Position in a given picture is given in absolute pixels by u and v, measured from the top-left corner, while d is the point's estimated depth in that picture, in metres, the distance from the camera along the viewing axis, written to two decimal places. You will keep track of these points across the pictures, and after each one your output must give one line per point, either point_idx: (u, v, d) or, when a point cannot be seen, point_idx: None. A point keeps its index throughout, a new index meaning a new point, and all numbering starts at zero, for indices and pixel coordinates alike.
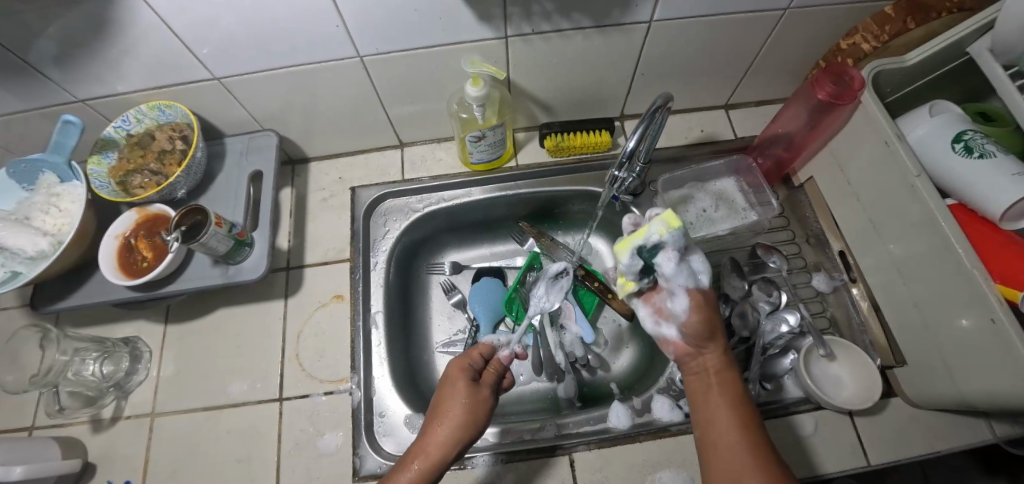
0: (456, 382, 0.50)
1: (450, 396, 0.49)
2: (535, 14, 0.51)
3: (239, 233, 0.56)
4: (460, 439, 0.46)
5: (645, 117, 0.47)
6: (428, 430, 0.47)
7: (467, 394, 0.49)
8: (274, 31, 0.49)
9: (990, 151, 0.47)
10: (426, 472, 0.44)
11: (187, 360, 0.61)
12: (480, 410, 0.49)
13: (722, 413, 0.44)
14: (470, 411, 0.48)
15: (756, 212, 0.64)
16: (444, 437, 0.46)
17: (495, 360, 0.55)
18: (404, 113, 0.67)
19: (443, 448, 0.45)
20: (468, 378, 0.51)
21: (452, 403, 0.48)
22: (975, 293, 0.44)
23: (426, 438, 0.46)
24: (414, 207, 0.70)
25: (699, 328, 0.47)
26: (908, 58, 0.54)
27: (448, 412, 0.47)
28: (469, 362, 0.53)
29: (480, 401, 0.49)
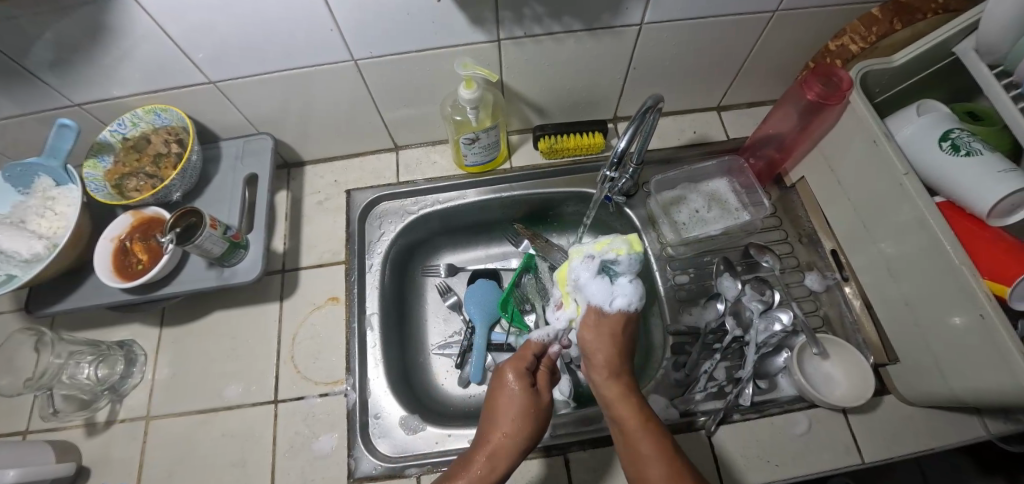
0: (515, 387, 0.51)
1: (510, 403, 0.49)
2: (527, 17, 0.52)
3: (233, 235, 0.56)
4: (521, 445, 0.47)
5: (635, 118, 0.47)
6: (488, 437, 0.47)
7: (529, 399, 0.50)
8: (269, 35, 0.49)
9: (976, 149, 0.48)
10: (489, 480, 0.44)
11: (181, 363, 0.61)
12: (540, 417, 0.49)
13: (637, 442, 0.44)
14: (529, 414, 0.49)
15: (748, 212, 0.65)
16: (504, 447, 0.46)
17: (547, 357, 0.56)
18: (399, 116, 0.68)
19: (505, 458, 0.45)
20: (527, 383, 0.51)
21: (512, 411, 0.48)
22: (963, 289, 0.45)
23: (485, 448, 0.46)
24: (409, 210, 0.70)
25: (587, 350, 0.53)
26: (895, 58, 0.55)
27: (508, 420, 0.48)
28: (525, 365, 0.53)
29: (540, 407, 0.50)
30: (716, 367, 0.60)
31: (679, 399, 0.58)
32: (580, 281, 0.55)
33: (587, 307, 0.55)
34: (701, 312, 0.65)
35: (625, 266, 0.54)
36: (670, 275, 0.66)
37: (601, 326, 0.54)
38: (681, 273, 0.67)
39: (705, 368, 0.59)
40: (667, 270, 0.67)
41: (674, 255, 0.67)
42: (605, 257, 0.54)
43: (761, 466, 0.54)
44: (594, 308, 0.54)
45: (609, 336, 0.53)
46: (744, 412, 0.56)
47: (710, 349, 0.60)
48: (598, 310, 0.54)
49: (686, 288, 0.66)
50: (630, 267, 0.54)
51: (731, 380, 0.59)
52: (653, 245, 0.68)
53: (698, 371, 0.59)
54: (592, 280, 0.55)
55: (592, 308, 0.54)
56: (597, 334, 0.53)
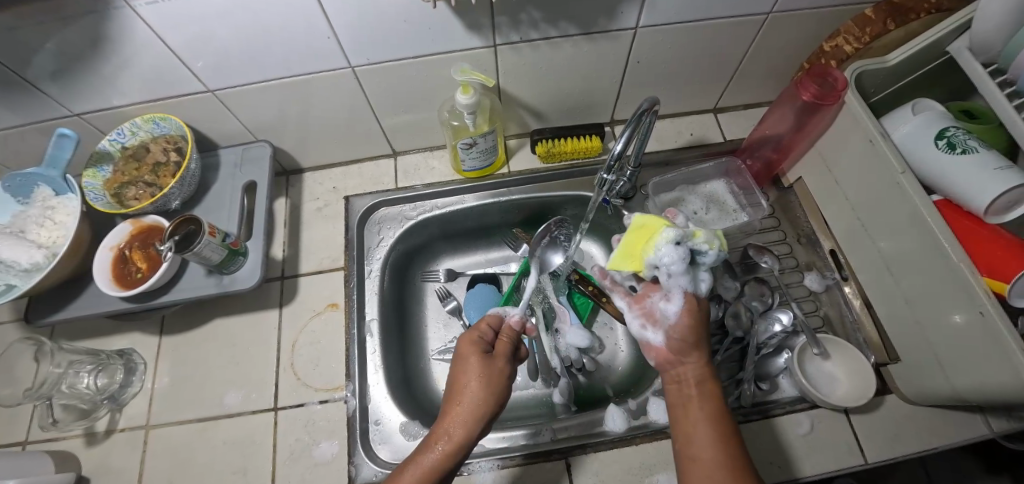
0: (472, 357, 0.49)
1: (466, 372, 0.48)
2: (523, 22, 0.53)
3: (233, 242, 0.55)
4: (480, 416, 0.46)
5: (629, 123, 0.48)
6: (447, 412, 0.46)
7: (484, 367, 0.48)
8: (270, 44, 0.50)
9: (972, 147, 0.48)
10: (449, 454, 0.43)
11: (182, 371, 0.61)
12: (498, 384, 0.48)
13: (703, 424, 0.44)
14: (484, 384, 0.47)
15: (746, 213, 0.65)
16: (462, 418, 0.46)
17: (506, 326, 0.54)
18: (398, 122, 0.68)
19: (462, 428, 0.45)
20: (480, 352, 0.50)
21: (468, 382, 0.47)
22: (963, 288, 0.45)
23: (446, 421, 0.46)
24: (407, 215, 0.70)
25: (682, 335, 0.48)
26: (890, 59, 0.55)
27: (464, 391, 0.47)
28: (478, 336, 0.52)
29: (499, 376, 0.49)
30: (717, 369, 0.60)
31: None
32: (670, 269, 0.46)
33: (685, 297, 0.48)
34: None
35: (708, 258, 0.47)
36: None
37: (699, 311, 0.49)
38: None
39: None
40: None
41: None
42: (696, 247, 0.46)
43: (764, 468, 0.53)
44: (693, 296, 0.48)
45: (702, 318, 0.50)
46: (745, 414, 0.56)
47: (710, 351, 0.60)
48: (694, 299, 0.49)
49: None
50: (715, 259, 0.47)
51: (733, 381, 0.59)
52: None
53: None
54: (683, 271, 0.46)
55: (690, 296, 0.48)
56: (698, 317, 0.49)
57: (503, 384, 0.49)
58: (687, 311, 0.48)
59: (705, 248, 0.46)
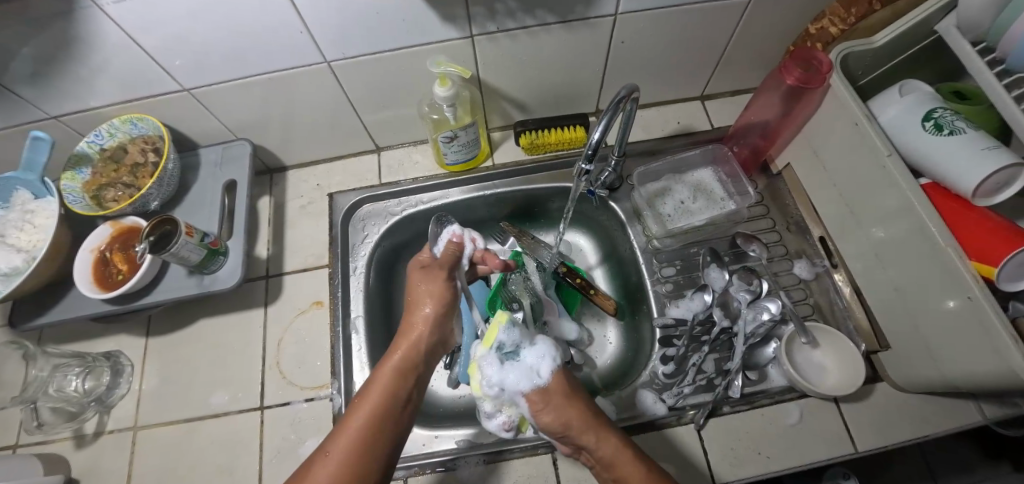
0: (422, 283, 0.59)
1: (416, 296, 0.58)
2: (499, 12, 0.52)
3: (212, 242, 0.54)
4: (429, 332, 0.57)
5: (610, 108, 0.47)
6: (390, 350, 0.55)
7: (433, 284, 0.59)
8: (244, 42, 0.49)
9: (960, 128, 0.47)
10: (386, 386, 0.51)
11: (169, 372, 0.61)
12: (449, 298, 0.59)
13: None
14: (433, 302, 0.58)
15: (734, 201, 0.64)
16: (412, 344, 0.55)
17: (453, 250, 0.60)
18: (379, 118, 0.67)
19: (413, 350, 0.55)
20: (422, 275, 0.59)
21: (418, 310, 0.58)
22: (949, 272, 0.44)
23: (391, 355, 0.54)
24: (392, 211, 0.69)
25: (553, 428, 0.50)
26: (878, 39, 0.54)
27: (411, 328, 0.57)
28: (421, 267, 0.60)
29: (444, 294, 0.58)
30: (705, 360, 0.59)
31: (665, 395, 0.57)
32: (495, 382, 0.52)
33: (526, 395, 0.53)
34: (688, 303, 0.63)
35: (512, 341, 0.55)
36: (655, 268, 0.65)
37: (548, 400, 0.52)
38: (668, 265, 0.65)
39: (693, 362, 0.59)
40: (653, 262, 0.65)
41: (661, 247, 0.66)
42: (499, 347, 0.54)
43: (750, 457, 0.53)
44: (532, 391, 0.52)
45: (568, 400, 0.51)
46: (733, 404, 0.56)
47: (698, 342, 0.60)
48: (538, 389, 0.53)
49: (673, 280, 0.64)
50: (516, 337, 0.55)
51: (720, 372, 0.58)
52: (638, 237, 0.66)
53: (686, 364, 0.59)
54: (511, 372, 0.53)
55: (531, 390, 0.53)
56: (555, 406, 0.51)
57: (449, 302, 0.59)
58: (541, 404, 0.52)
59: (500, 338, 0.54)
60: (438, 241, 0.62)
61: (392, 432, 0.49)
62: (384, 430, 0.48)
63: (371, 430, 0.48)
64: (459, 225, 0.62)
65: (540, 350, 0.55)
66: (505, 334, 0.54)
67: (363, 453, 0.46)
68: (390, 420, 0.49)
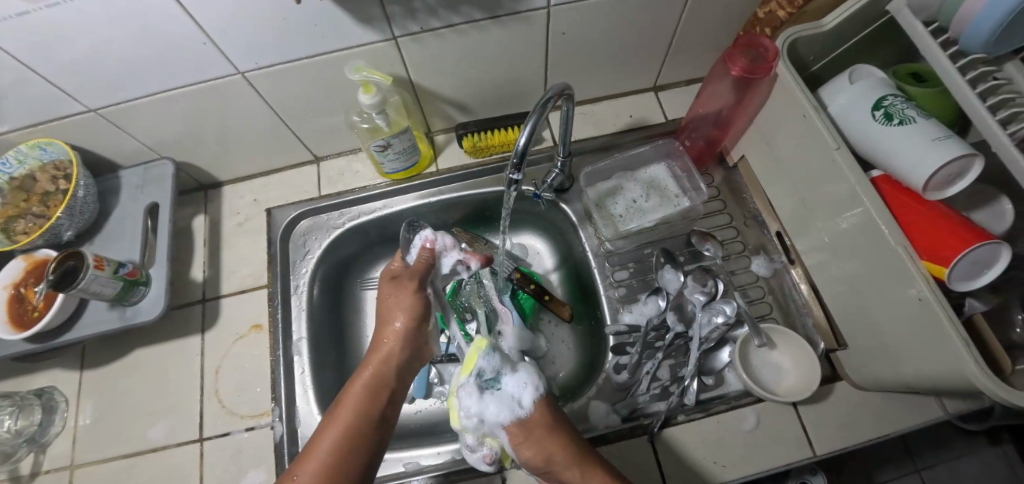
0: (391, 296, 0.57)
1: (386, 310, 0.56)
2: (418, 11, 0.48)
3: (131, 272, 0.51)
4: (405, 344, 0.55)
5: (538, 108, 0.43)
6: (364, 364, 0.54)
7: (402, 294, 0.57)
8: (143, 56, 0.45)
9: (911, 116, 0.44)
10: (358, 408, 0.49)
11: (104, 406, 0.58)
12: (423, 310, 0.57)
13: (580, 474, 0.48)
14: (403, 313, 0.56)
15: (688, 198, 0.62)
16: (385, 358, 0.54)
17: (426, 251, 0.59)
18: (312, 128, 0.63)
19: (388, 362, 0.54)
20: (394, 286, 0.57)
21: (388, 324, 0.55)
22: (902, 274, 0.42)
23: (362, 373, 0.53)
24: (335, 224, 0.66)
25: (538, 463, 0.49)
26: (825, 21, 0.50)
27: (384, 341, 0.55)
28: (392, 275, 0.58)
29: (414, 303, 0.56)
30: (660, 367, 0.57)
31: (619, 405, 0.56)
32: (474, 412, 0.52)
33: (505, 427, 0.53)
34: (641, 307, 0.60)
35: (494, 368, 0.55)
36: (607, 272, 0.62)
37: (529, 431, 0.51)
38: (621, 269, 0.63)
39: (647, 369, 0.57)
40: (606, 266, 0.63)
41: (613, 250, 0.63)
42: (478, 375, 0.54)
43: (708, 469, 0.50)
44: (511, 421, 0.53)
45: (549, 432, 0.50)
46: (689, 412, 0.53)
47: (652, 348, 0.58)
48: (516, 420, 0.53)
49: (626, 283, 0.62)
50: (496, 364, 0.55)
51: (675, 379, 0.56)
52: (590, 240, 0.64)
53: (640, 372, 0.57)
54: (492, 405, 0.53)
55: (511, 421, 0.53)
56: (537, 439, 0.50)
57: (421, 313, 0.57)
58: (528, 435, 0.51)
59: (478, 368, 0.54)
60: (410, 250, 0.61)
61: (364, 446, 0.48)
62: (354, 445, 0.47)
63: (342, 449, 0.46)
64: (432, 230, 0.61)
65: (519, 380, 0.56)
66: (484, 363, 0.55)
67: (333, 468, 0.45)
68: (363, 437, 0.48)
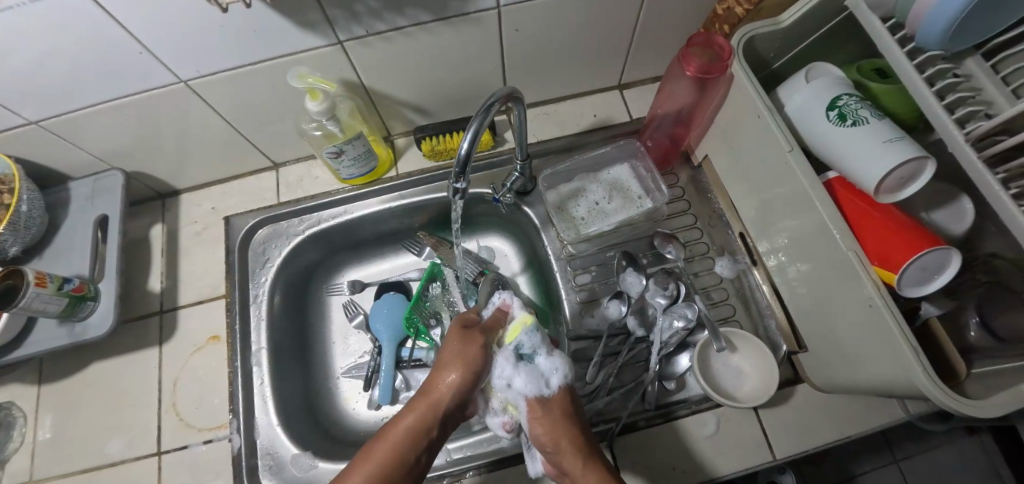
0: (453, 346, 0.51)
1: (447, 356, 0.51)
2: (361, 14, 0.46)
3: (77, 287, 0.51)
4: (456, 397, 0.49)
5: (480, 113, 0.41)
6: (409, 407, 0.49)
7: (467, 349, 0.51)
8: (76, 67, 0.44)
9: (865, 117, 0.42)
10: (391, 458, 0.45)
11: (62, 421, 0.57)
12: (483, 367, 0.51)
13: None
14: (461, 367, 0.50)
15: (651, 199, 0.61)
16: (432, 405, 0.49)
17: (500, 313, 0.55)
18: (267, 135, 0.62)
19: (434, 413, 0.48)
20: (461, 335, 0.52)
21: (442, 373, 0.50)
22: (854, 279, 0.41)
23: (404, 416, 0.48)
24: (295, 230, 0.65)
25: (546, 441, 0.47)
26: (784, 18, 0.49)
27: (435, 390, 0.50)
28: (464, 327, 0.53)
29: (475, 360, 0.50)
30: (621, 372, 0.57)
31: None
32: (505, 377, 0.52)
33: (528, 402, 0.51)
34: (603, 311, 0.60)
35: (532, 345, 0.52)
36: (570, 276, 0.62)
37: (549, 411, 0.49)
38: (583, 272, 0.62)
39: (609, 375, 0.56)
40: (567, 270, 0.62)
41: (576, 253, 0.62)
42: (515, 346, 0.52)
43: (666, 474, 0.50)
44: (534, 399, 0.50)
45: (566, 418, 0.48)
46: (649, 417, 0.53)
47: (613, 353, 0.58)
48: (539, 399, 0.50)
49: (589, 287, 0.62)
50: (536, 342, 0.52)
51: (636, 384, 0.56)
52: (553, 243, 0.63)
53: (601, 378, 0.56)
54: (524, 378, 0.51)
55: (534, 398, 0.50)
56: (554, 420, 0.48)
57: (480, 372, 0.50)
58: (548, 412, 0.49)
59: (516, 340, 0.52)
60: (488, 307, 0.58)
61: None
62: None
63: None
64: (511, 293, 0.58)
65: (551, 364, 0.52)
66: (524, 338, 0.52)
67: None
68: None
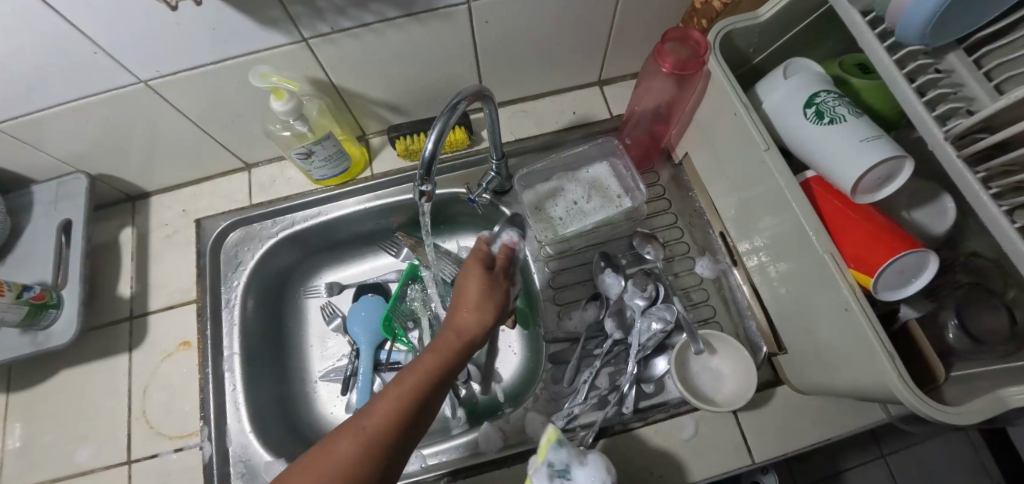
0: (468, 280, 0.46)
1: (468, 291, 0.45)
2: (324, 10, 0.44)
3: (38, 295, 0.50)
4: (478, 341, 0.44)
5: (444, 112, 0.40)
6: (433, 346, 0.41)
7: (483, 283, 0.46)
8: (26, 68, 0.42)
9: (842, 115, 0.41)
10: (421, 401, 0.36)
11: (30, 430, 0.56)
12: (503, 306, 0.47)
13: None
14: (486, 304, 0.45)
15: (630, 198, 0.60)
16: (456, 346, 0.41)
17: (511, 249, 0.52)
18: (237, 135, 0.61)
19: (456, 348, 0.41)
20: (483, 270, 0.47)
21: (465, 310, 0.44)
22: (830, 282, 0.40)
23: (429, 358, 0.39)
24: (268, 232, 0.64)
25: None
26: (762, 12, 0.48)
27: (460, 329, 0.43)
28: (484, 260, 0.48)
29: (490, 292, 0.46)
30: (599, 375, 0.57)
31: (557, 414, 0.54)
32: None
33: None
34: (581, 313, 0.60)
35: (566, 461, 0.41)
36: (548, 277, 0.61)
37: None
38: (562, 273, 0.62)
39: (586, 378, 0.56)
40: (546, 271, 0.61)
41: (554, 254, 0.62)
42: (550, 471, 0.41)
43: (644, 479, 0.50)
44: None
45: None
46: (626, 421, 0.52)
47: (591, 356, 0.57)
48: None
49: (567, 289, 0.61)
50: (568, 458, 0.41)
51: (614, 387, 0.56)
52: (532, 243, 0.62)
53: (579, 381, 0.56)
54: None
55: None
56: None
57: (496, 306, 0.46)
58: None
59: (547, 464, 0.41)
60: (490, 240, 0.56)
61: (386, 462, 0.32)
62: (374, 458, 0.32)
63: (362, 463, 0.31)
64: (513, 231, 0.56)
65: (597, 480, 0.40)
66: (555, 459, 0.41)
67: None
68: (389, 449, 0.33)
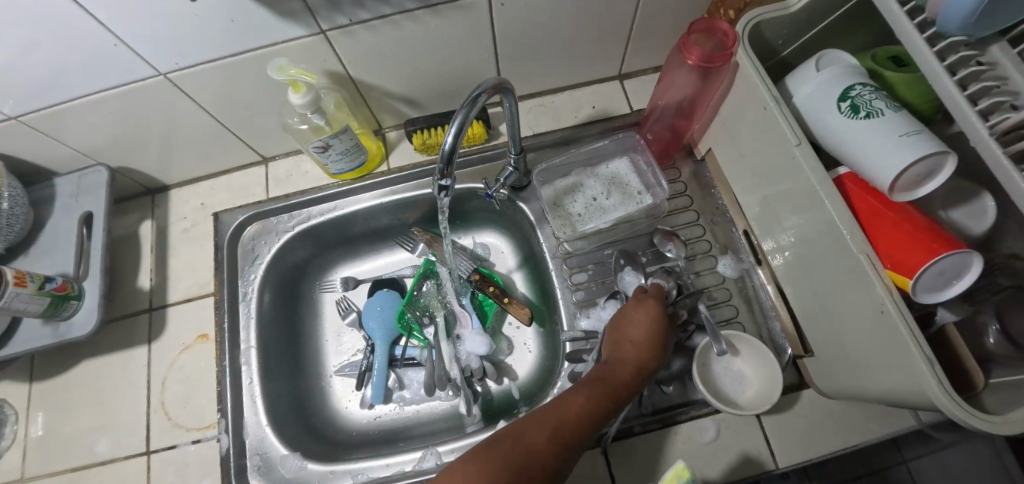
0: (632, 310, 0.48)
1: (636, 326, 0.46)
2: (342, 2, 0.44)
3: (60, 286, 0.51)
4: (643, 378, 0.43)
5: (464, 104, 0.39)
6: (598, 369, 0.43)
7: (647, 316, 0.47)
8: (50, 60, 0.42)
9: (880, 109, 0.39)
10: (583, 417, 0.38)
11: (53, 420, 0.57)
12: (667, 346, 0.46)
13: None
14: (654, 340, 0.45)
15: (652, 194, 0.59)
16: (624, 379, 0.42)
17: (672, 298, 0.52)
18: (255, 129, 0.61)
19: (628, 374, 0.42)
20: (655, 308, 0.47)
21: (634, 342, 0.45)
22: (863, 283, 0.38)
23: (595, 381, 0.42)
24: (284, 226, 0.64)
25: None
26: (792, 1, 0.46)
27: (626, 359, 0.44)
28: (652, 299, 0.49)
29: (659, 327, 0.46)
30: None
31: None
32: None
33: None
34: (599, 313, 0.57)
35: None
36: (566, 274, 0.60)
37: None
38: (579, 271, 0.60)
39: None
40: (563, 268, 0.60)
41: (572, 250, 0.61)
42: None
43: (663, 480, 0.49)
44: None
45: None
46: (646, 421, 0.51)
47: None
48: None
49: (584, 286, 0.59)
50: None
51: None
52: (549, 240, 0.61)
53: None
54: None
55: None
56: None
57: (664, 340, 0.45)
58: None
59: None
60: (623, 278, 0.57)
61: (560, 464, 0.36)
62: (553, 458, 0.36)
63: (542, 458, 0.35)
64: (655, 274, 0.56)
65: None
66: None
67: (521, 473, 0.34)
68: (564, 454, 0.36)
